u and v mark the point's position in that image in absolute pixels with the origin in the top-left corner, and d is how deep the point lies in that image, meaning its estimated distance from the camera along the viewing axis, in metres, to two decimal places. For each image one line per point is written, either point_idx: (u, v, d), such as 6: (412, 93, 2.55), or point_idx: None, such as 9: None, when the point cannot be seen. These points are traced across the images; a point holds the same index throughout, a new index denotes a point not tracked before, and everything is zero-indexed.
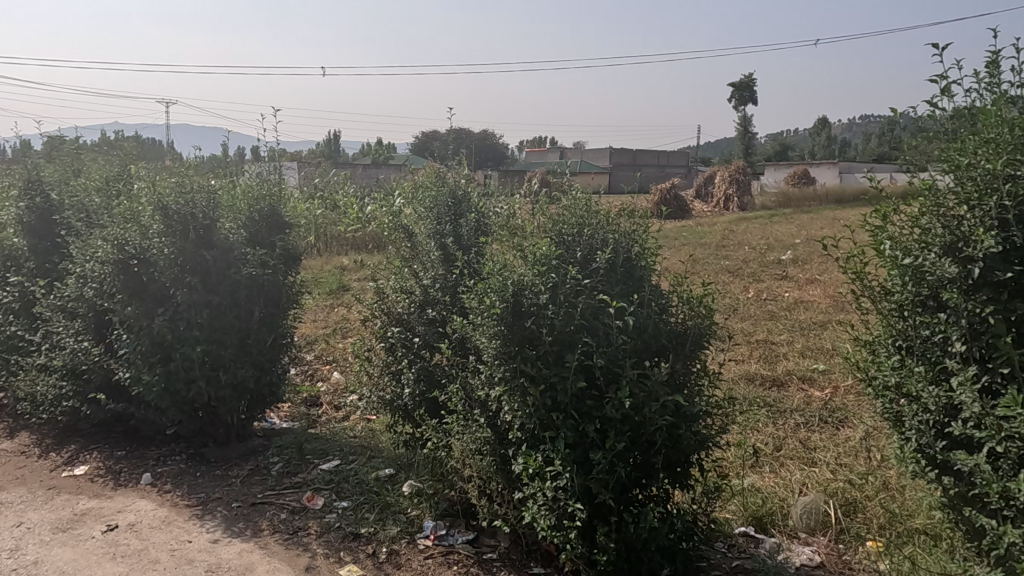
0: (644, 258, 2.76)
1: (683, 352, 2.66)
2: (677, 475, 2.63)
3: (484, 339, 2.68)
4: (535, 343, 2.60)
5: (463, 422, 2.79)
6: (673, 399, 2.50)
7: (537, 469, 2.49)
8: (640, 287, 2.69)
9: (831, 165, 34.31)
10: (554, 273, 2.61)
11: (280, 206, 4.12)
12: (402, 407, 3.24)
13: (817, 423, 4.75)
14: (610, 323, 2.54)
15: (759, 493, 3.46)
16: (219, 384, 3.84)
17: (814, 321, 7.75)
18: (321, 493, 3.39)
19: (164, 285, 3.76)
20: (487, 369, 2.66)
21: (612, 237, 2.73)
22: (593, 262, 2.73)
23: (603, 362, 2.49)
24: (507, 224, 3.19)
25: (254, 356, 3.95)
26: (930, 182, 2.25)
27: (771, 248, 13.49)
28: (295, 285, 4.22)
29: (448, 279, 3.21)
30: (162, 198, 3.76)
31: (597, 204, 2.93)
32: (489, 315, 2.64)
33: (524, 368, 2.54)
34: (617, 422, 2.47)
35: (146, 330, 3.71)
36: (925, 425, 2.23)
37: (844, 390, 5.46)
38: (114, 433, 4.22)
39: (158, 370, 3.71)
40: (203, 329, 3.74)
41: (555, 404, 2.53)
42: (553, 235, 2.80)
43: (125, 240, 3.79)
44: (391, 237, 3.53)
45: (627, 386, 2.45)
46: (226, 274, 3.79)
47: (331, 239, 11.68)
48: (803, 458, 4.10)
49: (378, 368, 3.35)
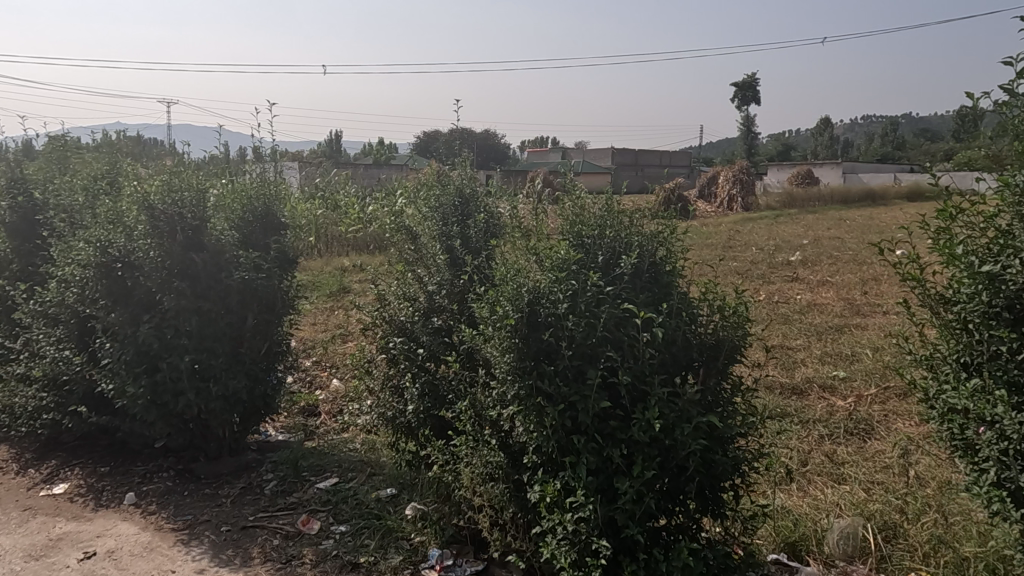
0: (672, 263, 2.52)
1: (717, 366, 2.42)
2: (710, 502, 2.39)
3: (495, 353, 2.42)
4: (553, 357, 2.36)
5: (472, 444, 2.53)
6: (707, 421, 2.26)
7: (556, 498, 2.25)
8: (668, 295, 2.45)
9: (833, 165, 34.09)
10: (574, 279, 2.36)
11: (276, 206, 3.87)
12: (405, 424, 2.99)
13: (843, 435, 4.50)
14: (636, 335, 2.29)
15: (791, 516, 3.21)
16: (209, 396, 3.58)
17: (830, 325, 7.49)
18: (318, 516, 3.14)
19: (150, 290, 3.51)
20: (499, 386, 2.41)
21: (637, 239, 2.49)
22: (616, 267, 2.48)
23: (630, 378, 2.24)
24: (519, 227, 2.94)
25: (248, 366, 3.71)
26: (1005, 178, 2.00)
27: (779, 249, 13.23)
28: (291, 290, 3.97)
29: (455, 284, 2.96)
30: (148, 198, 3.51)
31: (618, 204, 2.69)
32: (502, 326, 2.39)
33: (541, 386, 2.29)
34: (646, 447, 2.23)
35: (131, 339, 3.46)
36: (1005, 455, 1.99)
37: (869, 400, 5.20)
38: (98, 447, 3.97)
39: (143, 381, 3.45)
40: (192, 338, 3.50)
41: (576, 425, 2.29)
42: (571, 238, 2.56)
43: (109, 242, 3.54)
44: (393, 239, 3.29)
45: (657, 405, 2.21)
46: (218, 278, 3.55)
47: (332, 239, 11.45)
48: (833, 475, 3.84)
49: (379, 381, 3.10)
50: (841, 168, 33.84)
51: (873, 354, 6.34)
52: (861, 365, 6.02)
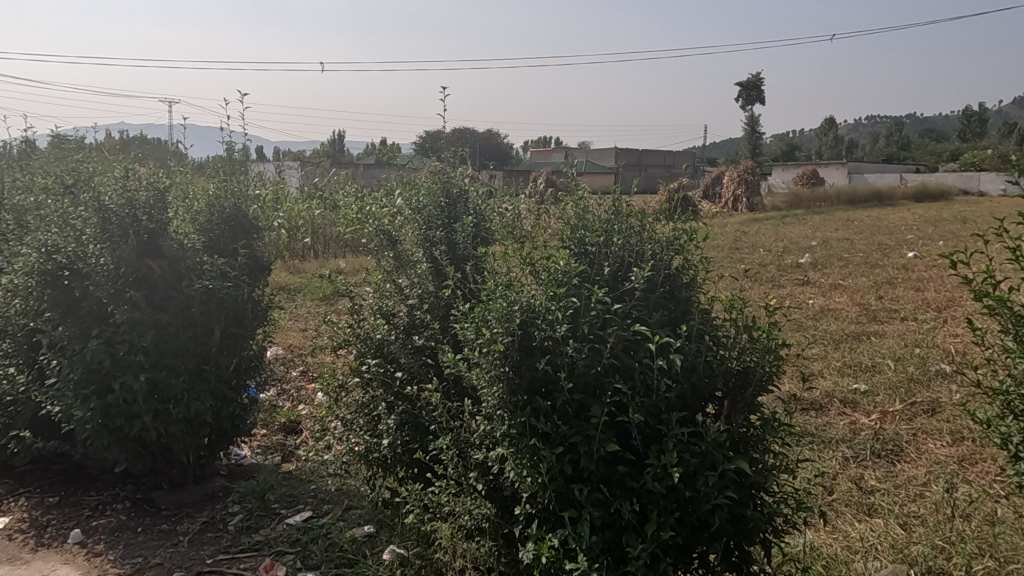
0: (691, 275, 2.16)
1: (745, 400, 2.05)
2: (738, 563, 2.01)
3: (481, 383, 2.05)
4: (550, 389, 1.98)
5: (455, 488, 2.15)
6: (736, 468, 1.88)
7: (554, 559, 1.88)
8: (686, 315, 2.08)
9: (838, 164, 33.66)
10: (575, 296, 1.99)
11: (246, 208, 3.52)
12: (381, 458, 2.60)
13: (869, 457, 4.12)
14: (649, 364, 1.92)
15: (824, 559, 2.83)
16: (169, 419, 3.20)
17: (847, 331, 7.12)
18: (283, 560, 2.75)
19: (100, 300, 3.13)
20: (487, 423, 2.04)
21: (649, 248, 2.14)
22: (625, 281, 2.12)
23: (642, 417, 1.87)
24: (513, 231, 2.57)
25: (213, 385, 3.33)
26: None
27: (789, 250, 12.80)
28: (264, 299, 3.62)
29: (439, 297, 2.67)
30: (99, 197, 3.13)
31: (627, 206, 2.33)
32: (489, 350, 2.02)
33: (536, 425, 1.91)
34: (661, 499, 1.86)
35: (79, 356, 3.08)
36: None
37: (894, 417, 4.80)
38: (50, 473, 3.60)
39: (91, 404, 3.06)
40: (149, 355, 3.12)
41: (577, 472, 1.92)
42: (573, 246, 2.21)
43: (56, 247, 3.18)
44: (373, 244, 2.94)
45: (674, 450, 1.84)
46: (177, 287, 3.17)
47: (330, 241, 11.08)
48: (863, 505, 3.46)
49: (352, 407, 2.72)
50: (846, 168, 33.38)
51: (895, 365, 5.93)
52: (884, 377, 5.62)
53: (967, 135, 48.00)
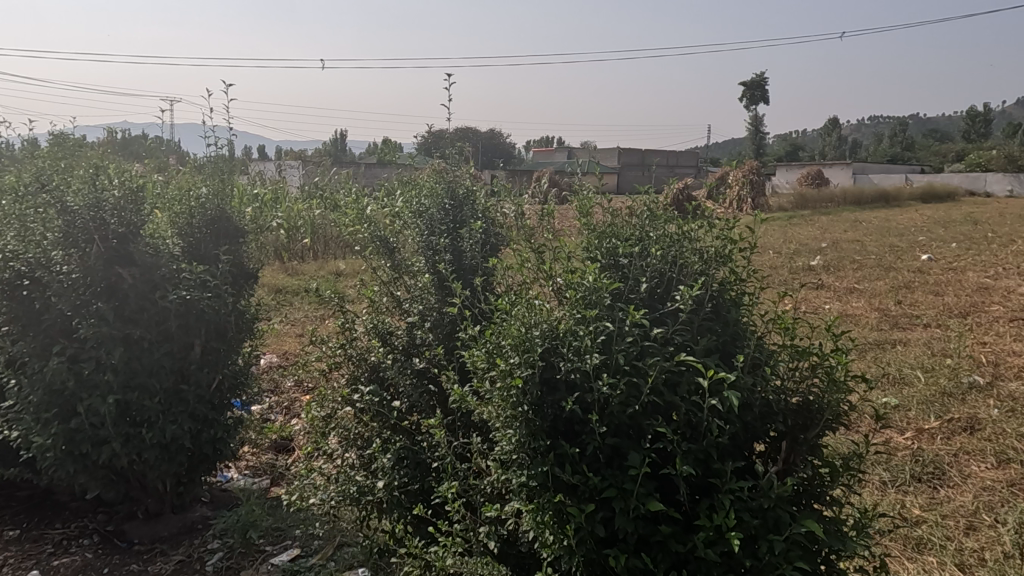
0: (741, 292, 1.84)
1: (807, 442, 1.72)
2: None
3: (495, 422, 1.72)
4: (577, 432, 1.66)
5: (461, 544, 1.82)
6: (803, 529, 1.55)
7: None
8: (738, 340, 1.75)
9: (843, 165, 33.30)
10: (607, 320, 1.66)
11: (230, 210, 3.20)
12: (376, 501, 2.27)
13: (909, 481, 3.79)
14: (697, 402, 1.59)
15: None
16: (142, 445, 2.87)
17: (869, 339, 6.78)
18: None
19: (64, 313, 2.79)
20: (502, 469, 1.71)
21: (692, 261, 1.82)
22: (664, 301, 1.80)
23: (690, 468, 1.54)
24: (528, 239, 2.25)
25: (192, 406, 2.98)
26: None
27: (800, 252, 12.45)
28: (250, 309, 3.30)
29: (443, 315, 2.36)
30: (61, 197, 2.80)
31: (662, 210, 2.00)
32: (503, 385, 1.68)
33: (560, 476, 1.58)
34: (714, 568, 1.53)
35: (39, 376, 2.75)
36: None
37: (930, 435, 4.46)
38: (13, 501, 3.28)
39: (53, 430, 2.73)
40: (119, 374, 2.78)
41: (610, 532, 1.60)
42: (601, 257, 1.89)
43: (15, 254, 2.86)
44: (368, 252, 2.61)
45: (730, 508, 1.51)
46: (151, 298, 2.83)
47: (329, 241, 10.76)
48: (912, 538, 3.13)
49: (342, 438, 2.40)
50: (849, 168, 33.12)
51: (925, 376, 5.59)
52: (914, 389, 5.29)
53: (972, 136, 47.74)
